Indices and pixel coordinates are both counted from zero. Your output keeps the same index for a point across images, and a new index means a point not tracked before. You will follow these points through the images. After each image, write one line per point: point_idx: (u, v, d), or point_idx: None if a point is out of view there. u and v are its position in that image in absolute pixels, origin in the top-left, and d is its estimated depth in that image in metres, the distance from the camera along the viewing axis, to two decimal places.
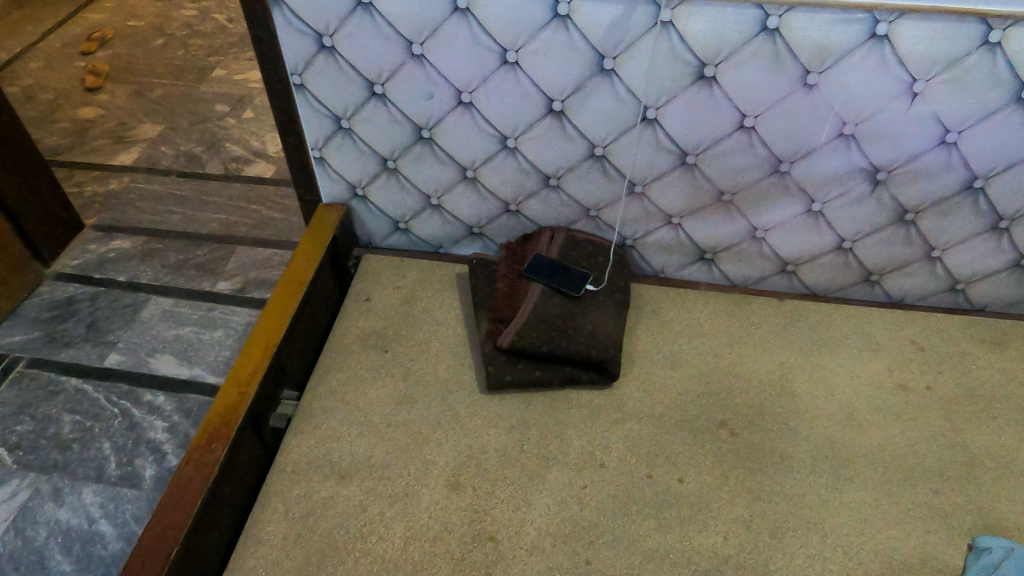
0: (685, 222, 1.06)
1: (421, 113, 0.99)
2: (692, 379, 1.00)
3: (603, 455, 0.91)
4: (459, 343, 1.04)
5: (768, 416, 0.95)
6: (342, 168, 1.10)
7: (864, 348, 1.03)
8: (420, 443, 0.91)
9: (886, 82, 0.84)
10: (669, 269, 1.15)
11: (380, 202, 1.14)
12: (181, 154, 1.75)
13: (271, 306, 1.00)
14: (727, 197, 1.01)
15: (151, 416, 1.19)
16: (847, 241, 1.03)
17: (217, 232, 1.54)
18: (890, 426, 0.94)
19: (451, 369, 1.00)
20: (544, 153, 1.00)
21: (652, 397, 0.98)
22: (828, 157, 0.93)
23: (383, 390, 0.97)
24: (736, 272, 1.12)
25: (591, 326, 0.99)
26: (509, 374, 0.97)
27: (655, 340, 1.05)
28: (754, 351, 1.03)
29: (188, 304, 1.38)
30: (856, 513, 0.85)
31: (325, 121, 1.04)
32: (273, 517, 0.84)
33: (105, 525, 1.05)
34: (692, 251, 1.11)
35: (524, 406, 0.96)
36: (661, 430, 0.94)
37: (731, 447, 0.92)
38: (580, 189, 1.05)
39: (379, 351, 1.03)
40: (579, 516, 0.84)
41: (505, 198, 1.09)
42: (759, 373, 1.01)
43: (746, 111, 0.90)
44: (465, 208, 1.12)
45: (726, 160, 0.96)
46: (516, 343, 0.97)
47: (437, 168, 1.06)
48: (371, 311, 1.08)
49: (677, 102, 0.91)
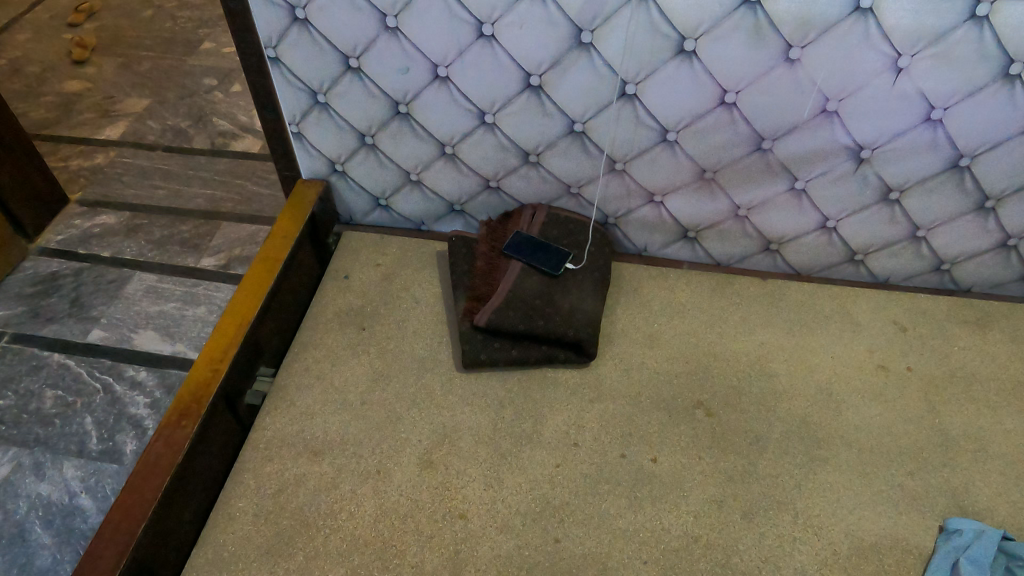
0: (667, 199, 1.04)
1: (398, 87, 0.97)
2: (671, 359, 0.99)
3: (577, 435, 0.90)
4: (437, 322, 1.03)
5: (745, 396, 0.95)
6: (321, 143, 1.08)
7: (846, 328, 1.03)
8: (394, 420, 0.91)
9: (869, 58, 0.82)
10: (652, 248, 1.13)
11: (359, 178, 1.12)
12: (168, 128, 1.74)
13: (246, 283, 0.99)
14: (709, 175, 0.99)
15: (133, 391, 1.19)
16: (831, 220, 1.01)
17: (203, 208, 1.53)
18: (868, 408, 0.93)
19: (428, 347, 1.00)
20: (522, 128, 0.99)
21: (629, 376, 0.97)
22: (811, 134, 0.91)
23: (359, 368, 0.97)
24: (719, 251, 1.10)
25: (569, 305, 0.99)
26: (485, 352, 0.96)
27: (634, 320, 1.04)
28: (734, 332, 1.02)
29: (172, 280, 1.37)
30: (829, 494, 0.85)
31: (302, 95, 1.02)
32: (245, 494, 0.84)
33: (85, 500, 1.06)
34: (675, 230, 1.09)
35: (500, 385, 0.96)
36: (637, 410, 0.93)
37: (705, 427, 0.91)
38: (560, 166, 1.03)
39: (357, 329, 1.02)
40: (550, 494, 0.84)
41: (485, 175, 1.07)
42: (738, 353, 1.00)
43: (727, 87, 0.88)
44: (444, 184, 1.10)
45: (707, 137, 0.94)
46: (492, 321, 0.96)
47: (416, 143, 1.04)
48: (350, 288, 1.07)
49: (657, 77, 0.89)
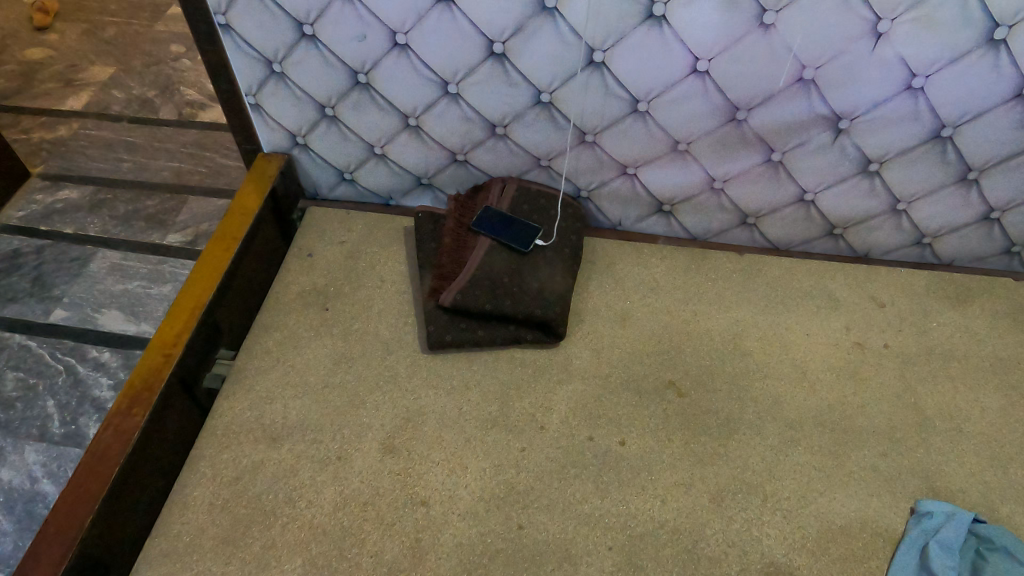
0: (640, 172, 1.00)
1: (356, 56, 0.92)
2: (643, 338, 0.97)
3: (544, 418, 0.88)
4: (403, 301, 1.00)
5: (718, 376, 0.93)
6: (280, 114, 1.04)
7: (823, 304, 1.00)
8: (356, 405, 0.89)
9: (847, 22, 0.78)
10: (626, 222, 1.09)
11: (322, 152, 1.08)
12: (134, 98, 1.68)
13: (203, 264, 0.95)
14: (682, 146, 0.95)
15: (96, 373, 1.16)
16: (809, 193, 0.97)
17: (170, 181, 1.48)
18: (843, 387, 0.92)
19: (393, 328, 0.97)
20: (487, 99, 0.94)
21: (600, 356, 0.95)
22: (788, 103, 0.87)
23: (321, 350, 0.94)
24: (695, 225, 1.07)
25: (537, 284, 0.96)
26: (450, 334, 0.93)
27: (606, 297, 1.01)
28: (709, 309, 1.00)
29: (136, 258, 1.33)
30: (799, 477, 0.83)
31: (257, 64, 0.97)
32: (201, 482, 0.81)
33: (48, 485, 1.04)
34: (649, 203, 1.05)
35: (467, 367, 0.93)
36: (606, 392, 0.91)
37: (676, 408, 0.89)
38: (528, 138, 0.98)
39: (320, 310, 0.99)
40: (515, 479, 0.82)
41: (452, 148, 1.02)
42: (711, 331, 0.98)
43: (699, 54, 0.84)
44: (410, 157, 1.05)
45: (680, 107, 0.90)
46: (458, 302, 0.93)
47: (378, 115, 1.00)
48: (313, 267, 1.04)
49: (626, 44, 0.84)
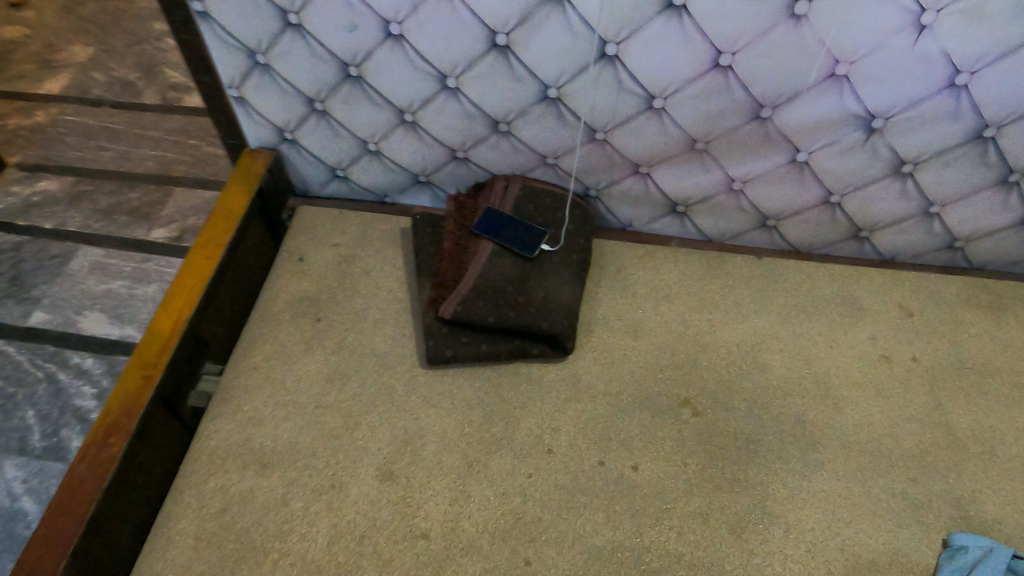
0: (654, 171, 0.93)
1: (345, 47, 0.84)
2: (656, 351, 0.91)
3: (552, 440, 0.83)
4: (400, 311, 0.94)
5: (736, 393, 0.87)
6: (265, 108, 0.96)
7: (847, 313, 0.94)
8: (351, 426, 0.83)
9: (888, 13, 0.70)
10: (637, 222, 1.03)
11: (311, 148, 1.00)
12: (115, 81, 1.59)
13: (185, 274, 0.88)
14: (700, 145, 0.88)
15: (78, 381, 1.11)
16: (835, 195, 0.90)
17: (154, 171, 1.41)
18: (869, 404, 0.86)
19: (390, 341, 0.91)
20: (489, 94, 0.86)
21: (610, 371, 0.89)
22: (817, 101, 0.79)
23: (313, 366, 0.88)
24: (711, 226, 1.00)
25: (543, 294, 0.90)
26: (451, 348, 0.87)
27: (616, 306, 0.95)
28: (725, 319, 0.94)
29: (120, 255, 1.26)
30: (824, 505, 0.78)
31: (239, 55, 0.89)
32: (186, 513, 0.76)
33: (29, 503, 0.99)
34: (663, 203, 0.98)
35: (469, 384, 0.87)
36: (618, 412, 0.85)
37: (692, 429, 0.84)
38: (534, 135, 0.91)
39: (312, 321, 0.93)
40: (521, 509, 0.77)
41: (451, 145, 0.95)
42: (729, 343, 0.92)
43: (723, 47, 0.76)
44: (406, 154, 0.98)
45: (699, 104, 0.82)
46: (459, 314, 0.87)
47: (371, 110, 0.92)
48: (304, 273, 0.97)
49: (642, 36, 0.76)
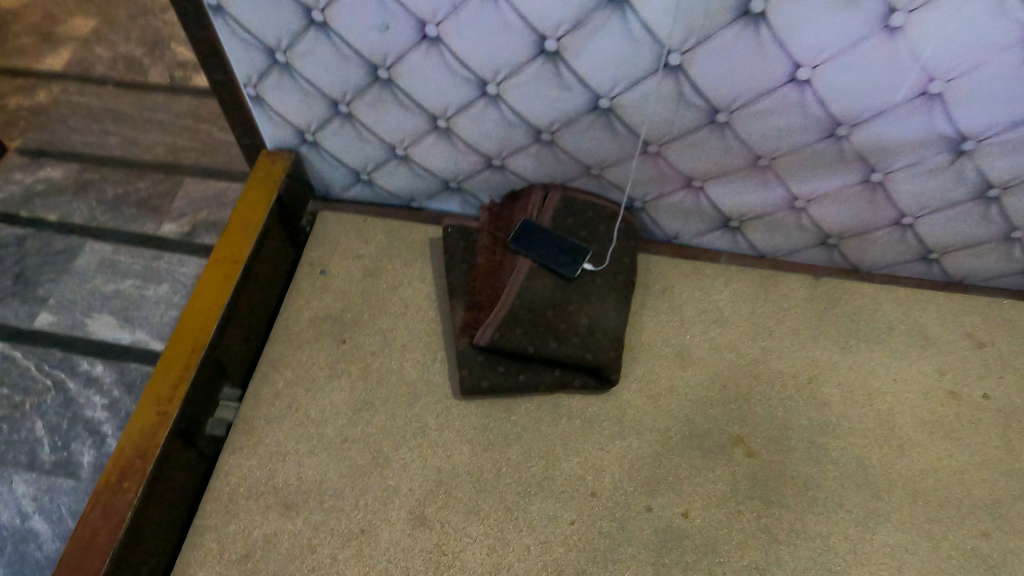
0: (708, 185, 0.85)
1: (375, 48, 0.76)
2: (706, 383, 0.85)
3: (596, 482, 0.77)
4: (431, 332, 0.87)
5: (792, 432, 0.81)
6: (285, 109, 0.88)
7: (912, 343, 0.87)
8: (380, 464, 0.78)
9: (998, 28, 0.61)
10: (684, 236, 0.95)
11: (334, 150, 0.93)
12: (120, 57, 1.50)
13: (200, 294, 0.82)
14: (764, 161, 0.80)
15: (88, 390, 1.05)
16: (908, 216, 0.83)
17: (163, 158, 1.33)
18: (937, 447, 0.80)
19: (421, 367, 0.85)
20: (533, 102, 0.78)
21: (657, 405, 0.83)
22: (903, 120, 0.71)
23: (339, 394, 0.82)
24: (766, 242, 0.92)
25: (586, 320, 0.83)
26: (487, 379, 0.81)
27: (662, 331, 0.88)
28: (779, 347, 0.87)
29: (129, 252, 1.20)
30: (889, 562, 0.73)
31: (256, 53, 0.81)
32: (206, 559, 0.71)
33: (39, 522, 0.94)
34: (715, 218, 0.90)
35: (505, 417, 0.81)
36: (666, 451, 0.80)
37: (746, 472, 0.78)
38: (579, 145, 0.83)
39: (336, 343, 0.86)
40: (564, 561, 0.72)
41: (487, 152, 0.87)
42: (784, 375, 0.85)
43: (802, 60, 0.67)
44: (437, 160, 0.90)
45: (768, 120, 0.74)
46: (496, 342, 0.81)
47: (401, 115, 0.84)
48: (327, 288, 0.91)
49: (711, 46, 0.68)
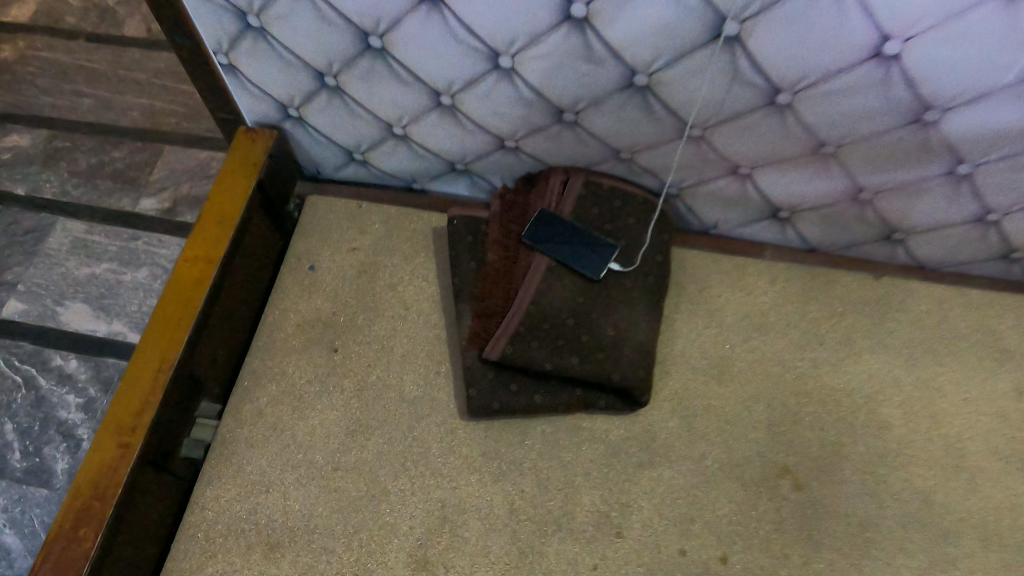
0: (758, 172, 0.73)
1: (365, 12, 0.63)
2: (747, 401, 0.74)
3: (621, 520, 0.68)
4: (435, 340, 0.77)
5: (846, 461, 0.71)
6: (264, 80, 0.75)
7: (985, 355, 0.76)
8: (377, 497, 0.68)
9: None
10: (724, 226, 0.82)
11: (323, 127, 0.80)
12: (92, 7, 1.35)
13: (168, 301, 0.71)
14: (829, 147, 0.67)
15: (62, 388, 0.96)
16: (995, 212, 0.69)
17: (140, 124, 1.20)
18: (1013, 480, 0.70)
19: (423, 382, 0.74)
20: (555, 78, 0.65)
21: (691, 428, 0.73)
22: (1009, 105, 0.58)
23: (330, 413, 0.73)
24: (819, 235, 0.80)
25: (613, 332, 0.72)
26: (497, 399, 0.71)
27: (698, 340, 0.78)
28: (832, 359, 0.77)
29: (104, 231, 1.09)
30: None
31: (225, 15, 0.68)
32: None
33: (10, 537, 0.87)
34: (762, 208, 0.78)
35: (519, 442, 0.72)
36: (702, 483, 0.70)
37: (793, 508, 0.69)
38: (608, 127, 0.70)
39: (327, 353, 0.76)
40: None
41: (499, 133, 0.74)
42: (838, 393, 0.75)
43: (892, 31, 0.54)
44: (441, 140, 0.78)
45: (840, 100, 0.61)
46: (508, 357, 0.70)
47: (398, 89, 0.71)
48: (317, 287, 0.80)
49: (779, 12, 0.54)
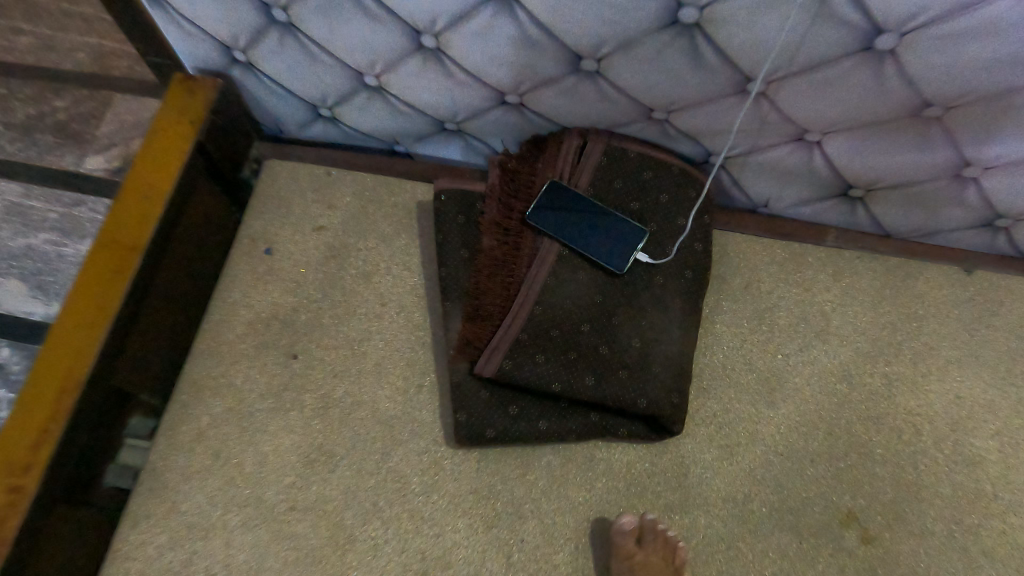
0: (832, 138, 0.55)
1: None
2: (805, 429, 0.60)
3: None
4: (417, 346, 0.63)
5: (928, 507, 0.57)
6: (194, 14, 0.58)
7: None
8: (343, 546, 0.55)
9: None
10: (777, 205, 0.65)
11: (276, 75, 0.63)
12: None
13: (76, 298, 0.57)
14: (936, 108, 0.49)
15: None
16: None
17: None
18: None
19: (402, 399, 0.60)
20: (574, 12, 0.48)
21: (734, 462, 0.59)
22: None
23: (286, 438, 0.59)
24: (899, 219, 0.62)
25: (639, 344, 0.57)
26: (492, 426, 0.57)
27: (743, 349, 0.63)
28: (912, 375, 0.61)
29: (43, 195, 0.93)
30: None
31: None
32: None
33: None
34: (830, 183, 0.61)
35: (519, 478, 0.58)
36: (746, 534, 0.56)
37: (859, 568, 0.55)
38: (641, 79, 0.54)
39: (285, 361, 0.62)
40: None
41: (499, 85, 0.58)
42: (918, 419, 0.60)
43: None
44: (426, 94, 0.61)
45: (968, 45, 0.43)
46: (508, 373, 0.56)
47: (367, 27, 0.54)
48: (275, 276, 0.65)
49: None
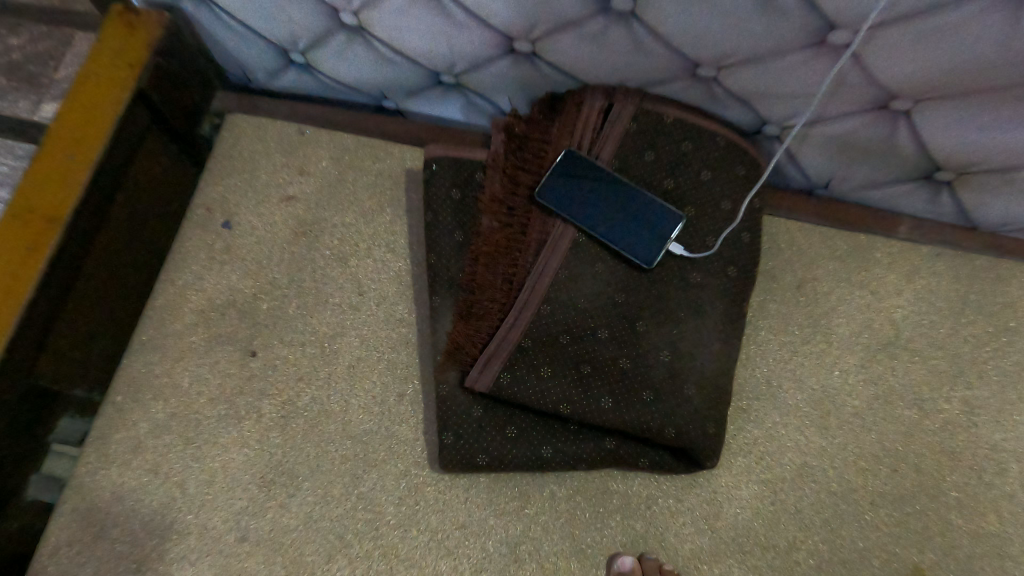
0: (927, 108, 0.43)
1: None
2: (863, 466, 0.49)
3: None
4: (400, 347, 0.52)
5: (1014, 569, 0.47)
6: None
7: None
8: None
9: None
10: (840, 185, 0.53)
11: (232, 9, 0.51)
12: None
13: None
14: None
15: None
16: None
17: None
18: None
19: (379, 411, 0.50)
20: None
21: (776, 503, 0.48)
22: None
23: (239, 453, 0.49)
24: (994, 211, 0.50)
25: (668, 359, 0.47)
26: (486, 452, 0.47)
27: (792, 363, 0.52)
28: (999, 405, 0.50)
29: None
30: None
31: None
32: None
33: None
34: (912, 164, 0.48)
35: (516, 512, 0.48)
36: None
37: None
38: (687, 23, 0.41)
39: (241, 359, 0.52)
40: None
41: (507, 27, 0.46)
42: (1005, 459, 0.49)
43: None
44: (416, 37, 0.49)
45: None
46: (505, 389, 0.46)
47: None
48: (234, 256, 0.55)
49: None
